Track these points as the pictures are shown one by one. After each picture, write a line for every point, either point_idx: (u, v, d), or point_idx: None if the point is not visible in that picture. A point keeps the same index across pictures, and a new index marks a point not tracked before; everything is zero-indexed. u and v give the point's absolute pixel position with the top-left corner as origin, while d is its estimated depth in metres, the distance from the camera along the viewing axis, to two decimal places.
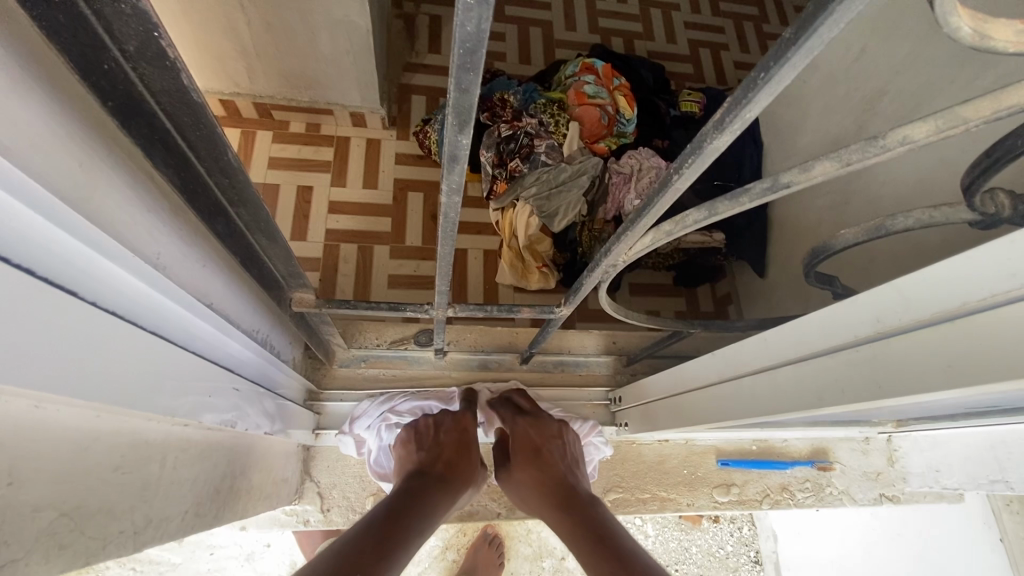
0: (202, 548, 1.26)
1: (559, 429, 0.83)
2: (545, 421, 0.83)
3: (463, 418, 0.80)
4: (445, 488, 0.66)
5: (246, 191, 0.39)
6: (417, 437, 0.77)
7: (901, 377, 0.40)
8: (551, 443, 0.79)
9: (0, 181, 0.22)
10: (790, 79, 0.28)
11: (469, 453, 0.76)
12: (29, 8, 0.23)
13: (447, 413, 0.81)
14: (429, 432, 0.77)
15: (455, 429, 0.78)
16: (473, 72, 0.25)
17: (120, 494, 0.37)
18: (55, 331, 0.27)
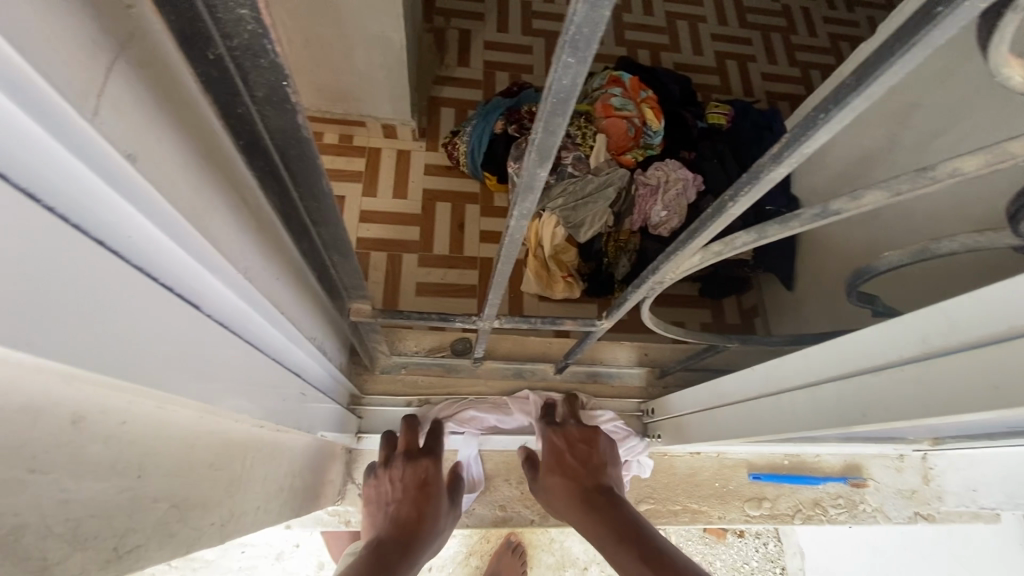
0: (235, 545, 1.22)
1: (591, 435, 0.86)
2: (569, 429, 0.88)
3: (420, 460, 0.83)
4: (411, 541, 0.70)
5: (329, 213, 0.43)
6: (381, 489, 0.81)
7: (950, 397, 0.41)
8: (574, 451, 0.84)
9: (152, 213, 0.25)
10: (848, 120, 0.30)
11: (432, 495, 0.79)
12: (194, 65, 0.27)
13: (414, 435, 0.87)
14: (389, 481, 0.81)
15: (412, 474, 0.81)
16: (562, 117, 0.28)
17: (212, 489, 0.41)
18: (179, 337, 0.31)
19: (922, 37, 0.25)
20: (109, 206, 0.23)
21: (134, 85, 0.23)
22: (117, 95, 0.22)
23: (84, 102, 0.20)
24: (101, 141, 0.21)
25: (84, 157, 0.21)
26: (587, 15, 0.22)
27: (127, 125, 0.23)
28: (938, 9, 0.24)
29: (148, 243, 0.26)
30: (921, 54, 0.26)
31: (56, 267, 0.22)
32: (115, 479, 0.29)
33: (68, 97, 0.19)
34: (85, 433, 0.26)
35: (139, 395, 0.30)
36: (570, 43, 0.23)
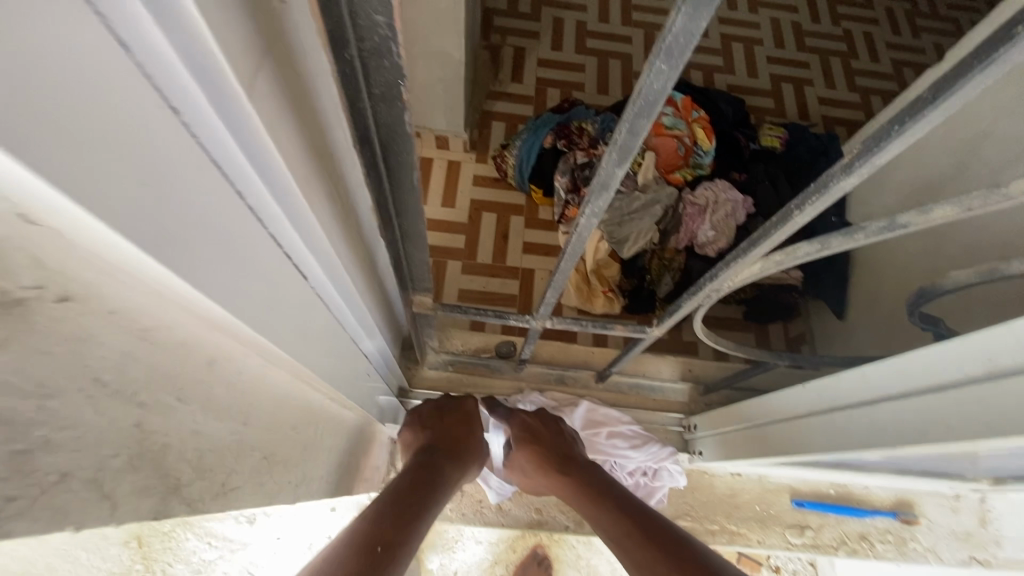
0: (269, 531, 1.11)
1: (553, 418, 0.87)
2: (547, 428, 0.83)
3: (466, 400, 0.83)
4: (449, 467, 0.70)
5: (411, 205, 0.47)
6: (420, 416, 0.80)
7: (1015, 416, 0.41)
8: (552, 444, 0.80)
9: (275, 181, 0.28)
10: (922, 134, 0.32)
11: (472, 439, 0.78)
12: (335, 65, 0.31)
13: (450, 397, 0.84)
14: (433, 414, 0.80)
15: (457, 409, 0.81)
16: (645, 119, 0.30)
17: (291, 450, 0.44)
18: (286, 303, 0.35)
19: (998, 56, 0.26)
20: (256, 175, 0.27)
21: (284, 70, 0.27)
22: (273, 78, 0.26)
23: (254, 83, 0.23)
24: (261, 118, 0.24)
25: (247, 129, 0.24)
26: (685, 25, 0.24)
27: (276, 106, 0.26)
28: (1017, 30, 0.25)
29: (273, 211, 0.30)
30: (997, 72, 0.27)
31: (221, 226, 0.26)
32: (229, 422, 0.32)
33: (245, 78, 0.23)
34: (215, 375, 0.30)
35: (253, 350, 0.33)
36: (665, 51, 0.26)
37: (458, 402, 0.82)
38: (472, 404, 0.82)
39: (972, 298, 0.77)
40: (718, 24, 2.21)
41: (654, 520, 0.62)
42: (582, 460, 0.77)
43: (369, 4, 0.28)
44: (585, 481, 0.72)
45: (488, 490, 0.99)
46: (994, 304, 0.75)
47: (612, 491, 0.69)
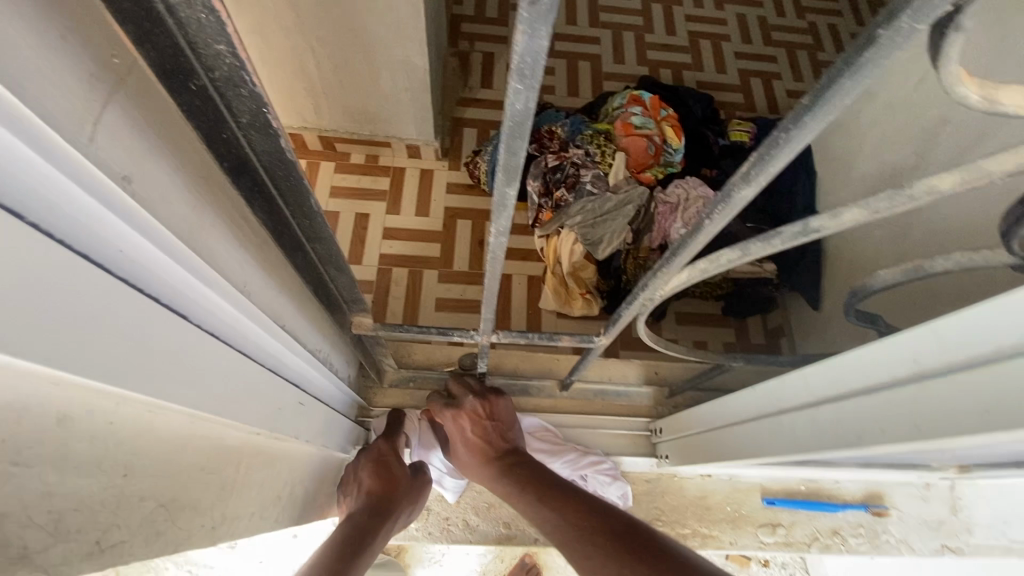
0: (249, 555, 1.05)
1: (491, 410, 0.86)
2: (490, 420, 0.85)
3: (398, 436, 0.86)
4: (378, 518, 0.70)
5: (320, 229, 0.46)
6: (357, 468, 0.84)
7: (939, 420, 0.40)
8: (487, 431, 0.83)
9: (122, 214, 0.28)
10: (808, 140, 0.30)
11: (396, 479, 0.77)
12: (174, 91, 0.31)
13: (362, 450, 0.82)
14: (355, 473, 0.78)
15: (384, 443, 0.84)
16: (520, 140, 0.29)
17: (203, 492, 0.43)
18: (162, 349, 0.33)
19: (865, 61, 0.25)
20: (96, 211, 0.26)
21: (87, 101, 0.25)
22: (85, 116, 0.25)
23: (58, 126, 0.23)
24: (84, 162, 0.25)
25: (61, 166, 0.24)
26: (527, 46, 0.23)
27: (100, 143, 0.26)
28: (879, 33, 0.24)
29: (117, 249, 0.29)
30: (867, 78, 0.26)
31: (44, 281, 0.24)
32: (97, 476, 0.31)
33: (40, 113, 0.22)
34: (68, 431, 0.29)
35: (125, 398, 0.32)
36: (516, 71, 0.25)
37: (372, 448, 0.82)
38: (384, 447, 0.82)
39: (941, 287, 0.77)
40: (684, 21, 2.22)
41: (583, 498, 0.65)
42: (517, 454, 0.80)
43: (207, 31, 0.28)
44: (519, 470, 0.75)
45: (443, 490, 0.96)
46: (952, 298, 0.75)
47: (538, 475, 0.73)
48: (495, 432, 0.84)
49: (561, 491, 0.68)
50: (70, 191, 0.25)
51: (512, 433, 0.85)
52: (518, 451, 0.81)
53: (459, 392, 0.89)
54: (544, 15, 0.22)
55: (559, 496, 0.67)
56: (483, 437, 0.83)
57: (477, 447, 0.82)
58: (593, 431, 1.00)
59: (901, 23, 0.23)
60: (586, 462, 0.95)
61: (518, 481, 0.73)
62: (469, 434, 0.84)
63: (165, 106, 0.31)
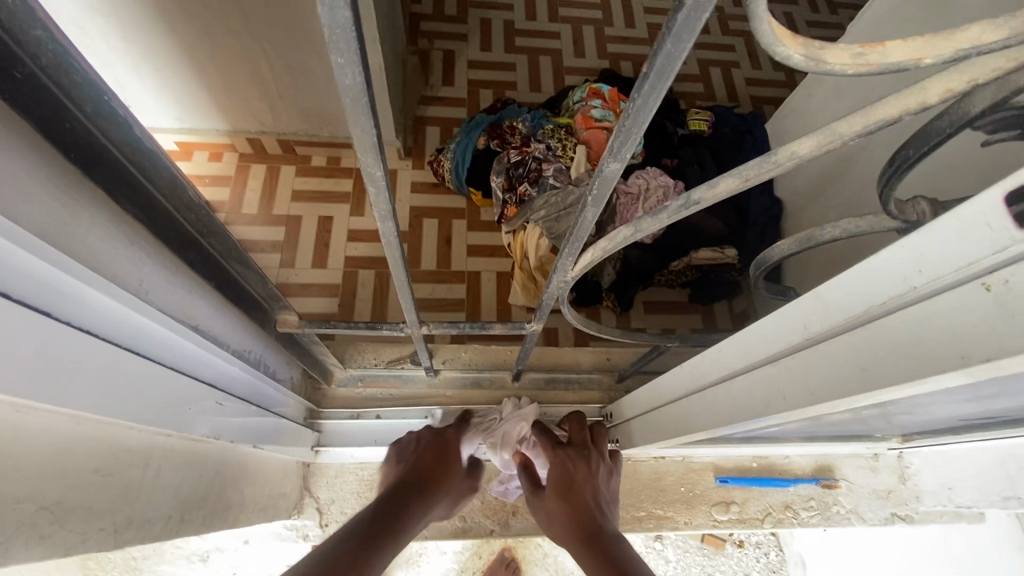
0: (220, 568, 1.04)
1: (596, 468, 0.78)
2: (587, 468, 0.77)
3: (445, 430, 0.86)
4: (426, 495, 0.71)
5: (211, 224, 0.46)
6: (401, 450, 0.82)
7: (827, 383, 0.42)
8: (586, 480, 0.75)
9: None
10: (652, 106, 0.31)
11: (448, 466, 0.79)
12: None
13: (428, 430, 0.85)
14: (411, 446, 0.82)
15: (438, 437, 0.83)
16: (364, 117, 0.29)
17: (101, 495, 0.42)
18: (25, 347, 0.32)
19: (680, 23, 0.26)
20: None
21: None
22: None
23: None
24: None
25: None
26: (334, 18, 0.23)
27: None
28: None
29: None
30: (687, 40, 0.27)
31: None
32: None
33: None
34: None
35: None
36: (334, 47, 0.24)
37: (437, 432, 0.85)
38: (449, 435, 0.84)
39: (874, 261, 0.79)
40: (643, 13, 2.23)
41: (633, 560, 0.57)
42: (605, 518, 0.68)
43: (21, 19, 0.28)
44: (601, 530, 0.64)
45: None
46: None
47: (616, 541, 0.61)
48: (589, 484, 0.75)
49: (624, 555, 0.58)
50: None
51: (606, 497, 0.75)
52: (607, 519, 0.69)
53: (574, 440, 0.83)
54: None
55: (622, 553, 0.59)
56: (575, 480, 0.74)
57: (569, 487, 0.72)
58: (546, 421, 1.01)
59: None
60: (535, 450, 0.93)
61: (593, 540, 0.62)
62: (569, 474, 0.75)
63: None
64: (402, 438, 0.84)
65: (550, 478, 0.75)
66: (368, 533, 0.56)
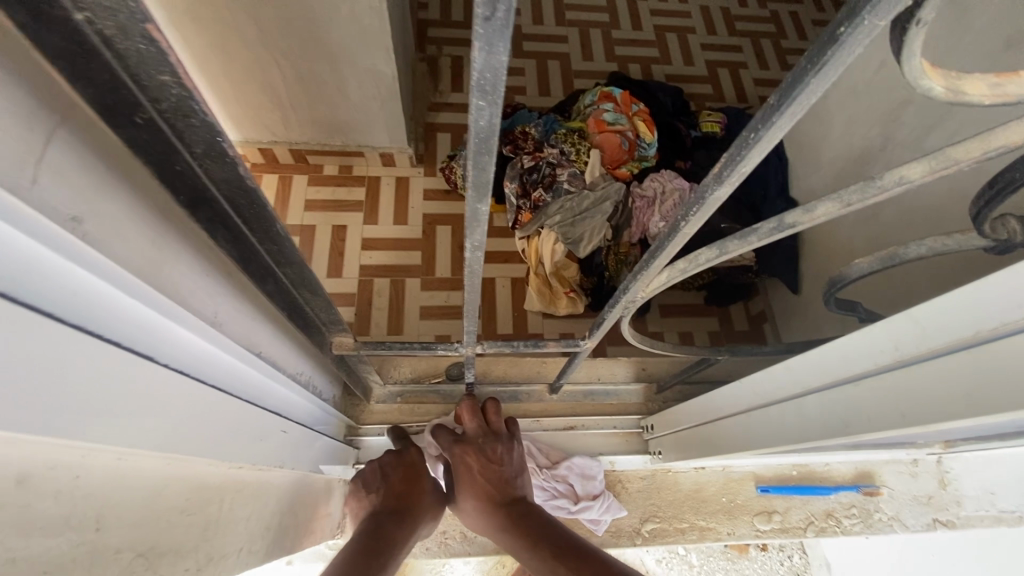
0: None
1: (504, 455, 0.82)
2: (493, 463, 0.80)
3: (406, 451, 0.83)
4: (400, 525, 0.69)
5: (291, 255, 0.45)
6: (365, 480, 0.79)
7: (924, 406, 0.41)
8: (492, 471, 0.80)
9: (77, 259, 0.27)
10: (780, 138, 0.30)
11: (416, 486, 0.78)
12: (120, 129, 0.30)
13: (389, 451, 0.83)
14: (376, 474, 0.79)
15: (403, 462, 0.80)
16: (487, 155, 0.29)
17: (186, 534, 0.41)
18: (128, 392, 0.31)
19: (829, 59, 0.25)
20: (48, 261, 0.25)
21: (27, 138, 0.24)
22: (28, 157, 0.24)
23: (19, 180, 0.23)
24: (41, 216, 0.24)
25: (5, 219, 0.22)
26: (487, 61, 0.22)
27: (43, 186, 0.25)
28: (840, 31, 0.24)
29: (71, 292, 0.27)
30: (831, 77, 0.26)
31: (6, 327, 0.23)
32: (69, 533, 0.30)
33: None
34: (32, 491, 0.27)
35: (89, 447, 0.30)
36: (477, 88, 0.24)
37: (400, 452, 0.83)
38: (415, 454, 0.82)
39: (917, 267, 0.80)
40: (650, 15, 2.23)
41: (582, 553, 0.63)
42: (529, 509, 0.75)
43: (148, 64, 0.27)
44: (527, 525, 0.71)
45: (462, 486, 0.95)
46: (934, 282, 0.77)
47: (551, 533, 0.68)
48: (501, 474, 0.80)
49: (567, 547, 0.64)
50: (21, 244, 0.23)
51: (517, 474, 0.82)
52: (528, 506, 0.76)
53: (468, 430, 0.85)
54: (502, 32, 0.21)
55: (568, 543, 0.65)
56: (486, 479, 0.79)
57: (481, 486, 0.78)
58: (583, 433, 1.00)
59: (863, 20, 0.23)
60: (560, 469, 0.96)
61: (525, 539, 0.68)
62: (471, 474, 0.80)
63: (106, 140, 0.30)
64: (365, 470, 0.80)
65: (459, 483, 0.80)
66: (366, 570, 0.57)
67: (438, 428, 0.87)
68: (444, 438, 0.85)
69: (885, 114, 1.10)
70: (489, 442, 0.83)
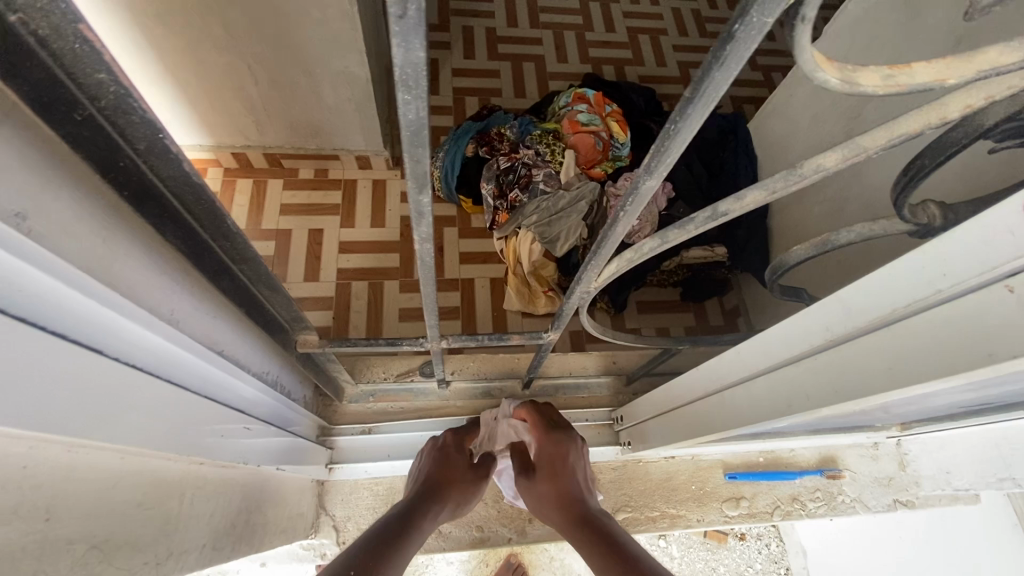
0: None
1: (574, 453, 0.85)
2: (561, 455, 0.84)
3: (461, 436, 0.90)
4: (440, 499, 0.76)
5: (244, 250, 0.47)
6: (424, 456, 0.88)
7: (853, 383, 0.43)
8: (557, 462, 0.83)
9: (25, 255, 0.27)
10: (696, 129, 0.32)
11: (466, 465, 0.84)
12: (62, 129, 0.31)
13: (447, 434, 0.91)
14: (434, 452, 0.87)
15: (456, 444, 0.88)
16: (421, 148, 0.30)
17: (143, 528, 0.42)
18: (81, 384, 0.32)
19: (729, 54, 0.27)
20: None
21: None
22: None
23: None
24: None
25: None
26: (405, 57, 0.24)
27: None
28: (735, 28, 0.26)
29: (22, 289, 0.27)
30: (734, 69, 0.28)
31: None
32: (15, 524, 0.30)
33: None
34: None
35: (38, 438, 0.31)
36: (401, 83, 0.25)
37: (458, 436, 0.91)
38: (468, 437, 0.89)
39: (869, 257, 0.83)
40: (622, 17, 2.27)
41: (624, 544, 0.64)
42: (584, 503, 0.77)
43: (84, 64, 0.28)
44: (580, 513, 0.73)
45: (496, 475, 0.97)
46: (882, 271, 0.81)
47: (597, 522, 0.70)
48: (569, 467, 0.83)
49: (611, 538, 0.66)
50: None
51: (581, 479, 0.83)
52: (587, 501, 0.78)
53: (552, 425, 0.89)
54: (417, 29, 0.22)
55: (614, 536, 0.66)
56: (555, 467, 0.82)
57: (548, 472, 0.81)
58: None
59: (752, 18, 0.25)
60: None
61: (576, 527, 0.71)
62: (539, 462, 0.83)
63: (48, 139, 0.31)
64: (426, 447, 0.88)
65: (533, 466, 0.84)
66: (388, 541, 0.60)
67: (535, 410, 0.92)
68: (535, 422, 0.90)
69: (846, 113, 1.14)
70: (562, 438, 0.86)
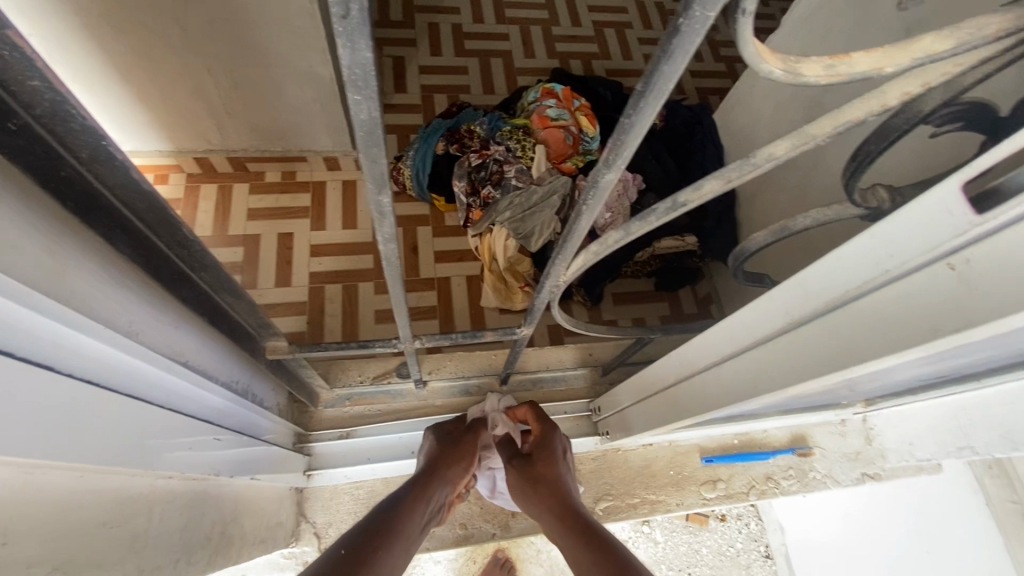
0: None
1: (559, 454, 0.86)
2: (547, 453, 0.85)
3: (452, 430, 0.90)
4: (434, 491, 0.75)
5: (202, 256, 0.46)
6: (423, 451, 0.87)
7: (812, 363, 0.45)
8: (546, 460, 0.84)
9: None
10: (650, 122, 0.33)
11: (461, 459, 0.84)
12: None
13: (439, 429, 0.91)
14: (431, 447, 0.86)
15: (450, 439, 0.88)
16: (376, 147, 0.30)
17: (110, 547, 0.40)
18: (37, 403, 0.31)
19: (675, 48, 0.28)
20: None
21: None
22: None
23: None
24: None
25: None
26: (353, 58, 0.24)
27: None
28: (679, 22, 0.26)
29: None
30: (681, 62, 0.29)
31: None
32: None
33: None
34: None
35: None
36: (350, 84, 0.25)
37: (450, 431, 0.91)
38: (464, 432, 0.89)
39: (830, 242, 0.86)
40: (588, 12, 2.28)
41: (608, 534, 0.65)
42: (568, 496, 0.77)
43: (16, 70, 0.28)
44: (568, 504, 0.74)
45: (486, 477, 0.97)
46: None
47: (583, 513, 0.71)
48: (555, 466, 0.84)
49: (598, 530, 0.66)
50: None
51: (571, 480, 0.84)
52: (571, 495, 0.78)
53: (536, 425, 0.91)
54: (362, 30, 0.22)
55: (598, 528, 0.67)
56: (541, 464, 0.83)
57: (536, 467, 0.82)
58: None
59: (694, 13, 0.25)
60: None
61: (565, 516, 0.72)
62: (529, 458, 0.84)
63: None
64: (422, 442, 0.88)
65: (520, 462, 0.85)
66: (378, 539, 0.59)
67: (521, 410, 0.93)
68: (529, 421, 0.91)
69: (805, 102, 1.18)
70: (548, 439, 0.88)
